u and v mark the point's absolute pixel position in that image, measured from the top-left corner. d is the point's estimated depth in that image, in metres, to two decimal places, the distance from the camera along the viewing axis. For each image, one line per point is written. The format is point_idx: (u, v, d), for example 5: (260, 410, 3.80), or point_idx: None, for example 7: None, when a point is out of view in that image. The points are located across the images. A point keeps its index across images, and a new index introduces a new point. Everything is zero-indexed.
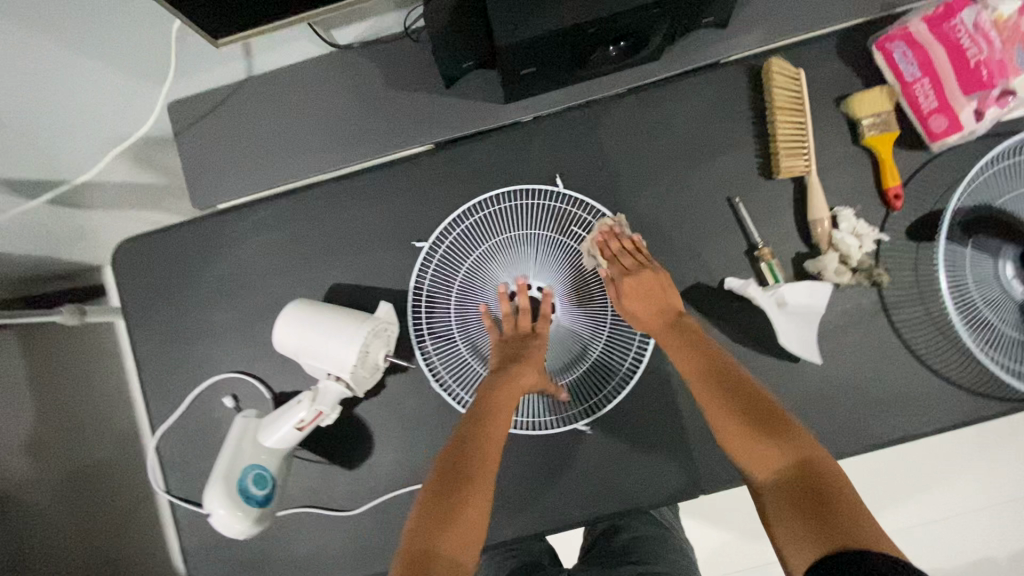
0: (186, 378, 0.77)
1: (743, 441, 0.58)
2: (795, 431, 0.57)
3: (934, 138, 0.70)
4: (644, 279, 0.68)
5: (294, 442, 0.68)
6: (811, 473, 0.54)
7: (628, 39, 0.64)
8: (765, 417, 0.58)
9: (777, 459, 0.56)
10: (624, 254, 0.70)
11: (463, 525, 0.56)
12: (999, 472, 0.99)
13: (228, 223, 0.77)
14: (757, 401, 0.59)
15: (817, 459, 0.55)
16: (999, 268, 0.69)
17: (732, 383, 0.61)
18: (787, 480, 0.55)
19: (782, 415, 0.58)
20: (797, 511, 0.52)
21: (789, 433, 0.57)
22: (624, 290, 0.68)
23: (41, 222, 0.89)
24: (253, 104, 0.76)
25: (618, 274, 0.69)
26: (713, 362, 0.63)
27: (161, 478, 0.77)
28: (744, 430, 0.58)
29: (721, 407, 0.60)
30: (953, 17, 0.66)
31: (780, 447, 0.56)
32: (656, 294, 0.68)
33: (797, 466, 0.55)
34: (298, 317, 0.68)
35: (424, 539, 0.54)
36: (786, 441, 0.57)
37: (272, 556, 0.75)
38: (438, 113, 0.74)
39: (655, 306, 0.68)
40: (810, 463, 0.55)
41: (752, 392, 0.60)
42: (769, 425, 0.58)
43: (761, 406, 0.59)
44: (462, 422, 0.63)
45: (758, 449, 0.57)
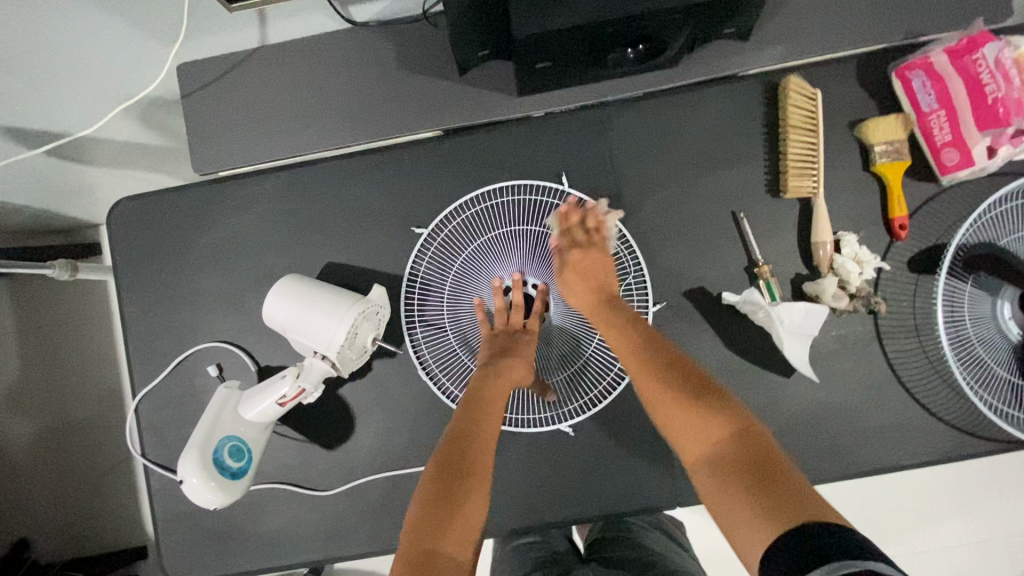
0: (172, 343, 0.77)
1: (678, 419, 0.56)
2: (730, 405, 0.55)
3: (945, 170, 0.69)
4: (590, 254, 0.67)
5: (274, 417, 0.67)
6: (749, 445, 0.53)
7: (647, 43, 0.63)
8: (699, 391, 0.56)
9: (713, 433, 0.54)
10: (575, 227, 0.68)
11: (461, 521, 0.54)
12: (974, 511, 0.99)
13: (228, 192, 0.76)
14: (688, 374, 0.58)
15: (752, 431, 0.54)
16: (998, 308, 0.68)
17: (664, 359, 0.59)
18: (726, 456, 0.53)
19: (716, 390, 0.56)
20: (741, 487, 0.50)
21: (723, 407, 0.55)
22: (569, 263, 0.67)
23: (40, 172, 0.88)
24: (262, 74, 0.74)
25: (567, 246, 0.68)
26: (643, 338, 0.61)
27: (138, 442, 0.77)
28: (678, 406, 0.56)
29: (654, 382, 0.58)
30: (976, 50, 0.65)
31: (714, 421, 0.54)
32: (598, 272, 0.66)
33: (734, 440, 0.53)
34: (289, 292, 0.67)
35: (428, 540, 0.52)
36: (720, 415, 0.55)
37: (243, 530, 0.74)
38: (449, 100, 0.73)
39: (595, 283, 0.66)
40: (747, 435, 0.53)
41: (684, 367, 0.58)
42: (705, 398, 0.56)
43: (692, 380, 0.57)
44: (460, 417, 0.62)
45: (694, 425, 0.55)
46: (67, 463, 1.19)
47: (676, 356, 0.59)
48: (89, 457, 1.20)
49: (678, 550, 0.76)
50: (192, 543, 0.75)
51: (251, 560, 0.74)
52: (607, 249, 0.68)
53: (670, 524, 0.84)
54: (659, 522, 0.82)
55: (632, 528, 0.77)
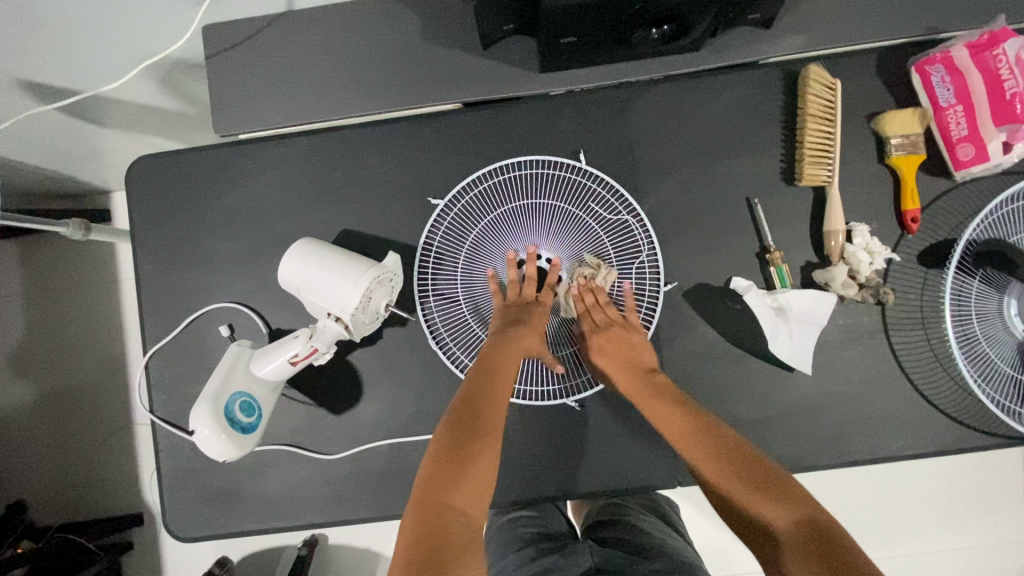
0: (185, 302, 0.77)
1: (744, 505, 0.56)
2: (795, 492, 0.55)
3: (960, 166, 0.69)
4: (614, 334, 0.69)
5: (286, 376, 0.68)
6: (816, 530, 0.52)
7: (671, 23, 0.64)
8: (767, 481, 0.57)
9: (777, 521, 0.54)
10: (594, 310, 0.70)
11: (471, 482, 0.56)
12: (965, 515, 1.01)
13: (248, 156, 0.77)
14: (752, 462, 0.59)
15: (821, 520, 0.53)
16: (1004, 305, 0.69)
17: (729, 450, 0.60)
18: (793, 544, 0.52)
19: (783, 480, 0.57)
20: (808, 571, 0.49)
21: (787, 493, 0.55)
22: (596, 346, 0.69)
23: (58, 128, 0.88)
24: (286, 39, 0.74)
25: (588, 330, 0.70)
26: (706, 427, 0.62)
27: (147, 398, 0.77)
28: (744, 494, 0.57)
29: (717, 469, 0.59)
30: (997, 46, 0.66)
31: (781, 508, 0.54)
32: (628, 353, 0.68)
33: (800, 527, 0.53)
34: (306, 254, 0.68)
35: (437, 492, 0.55)
36: (786, 503, 0.55)
37: (245, 489, 0.75)
38: (471, 73, 0.74)
39: (625, 365, 0.68)
40: (814, 524, 0.52)
41: (751, 457, 0.59)
42: (771, 488, 0.56)
43: (756, 470, 0.58)
44: (471, 380, 0.64)
45: (760, 512, 0.55)
46: (66, 424, 1.20)
47: (736, 445, 0.60)
48: (89, 420, 1.20)
49: (673, 533, 0.77)
50: (194, 500, 0.75)
51: (252, 520, 0.74)
52: (630, 324, 0.70)
53: (665, 506, 0.85)
54: (655, 506, 0.83)
55: (628, 512, 0.79)
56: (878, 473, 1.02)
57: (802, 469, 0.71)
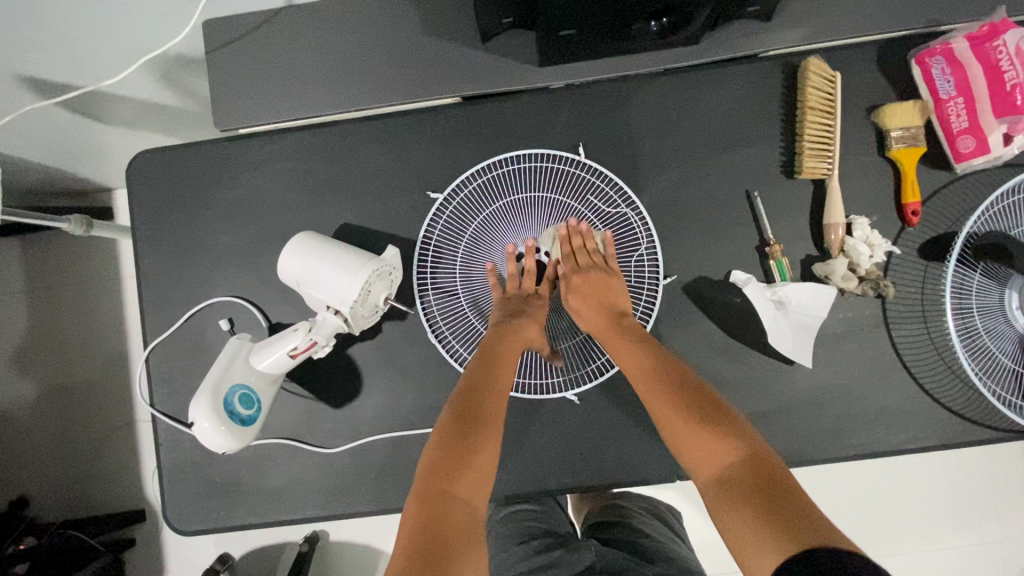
0: (185, 296, 0.77)
1: (692, 441, 0.57)
2: (744, 429, 0.57)
3: (960, 158, 0.69)
4: (594, 277, 0.69)
5: (285, 369, 0.68)
6: (761, 467, 0.54)
7: (670, 15, 0.64)
8: (716, 419, 0.57)
9: (722, 456, 0.55)
10: (579, 252, 0.71)
11: (474, 470, 0.56)
12: (968, 512, 1.00)
13: (248, 150, 0.77)
14: (699, 396, 0.59)
15: (763, 456, 0.55)
16: (1005, 298, 0.69)
17: (681, 386, 0.60)
18: (738, 479, 0.53)
19: (731, 417, 0.58)
20: (752, 507, 0.51)
21: (733, 429, 0.57)
22: (575, 287, 0.69)
23: (59, 124, 0.89)
24: (285, 34, 0.74)
25: (570, 271, 0.70)
26: (661, 363, 0.62)
27: (147, 392, 0.78)
28: (693, 431, 0.57)
29: (668, 404, 0.59)
30: (997, 37, 0.66)
31: (728, 444, 0.56)
32: (603, 294, 0.68)
33: (744, 462, 0.54)
34: (305, 247, 0.68)
35: (441, 482, 0.55)
36: (733, 440, 0.56)
37: (245, 483, 0.75)
38: (470, 67, 0.74)
39: (601, 306, 0.68)
40: (761, 461, 0.54)
41: (702, 393, 0.60)
42: (719, 425, 0.57)
43: (703, 405, 0.59)
44: (473, 369, 0.63)
45: (706, 447, 0.56)
46: (68, 420, 1.20)
47: (689, 381, 0.61)
48: (91, 416, 1.21)
49: (674, 538, 0.77)
50: (194, 493, 0.76)
51: (252, 514, 0.75)
52: (611, 269, 0.70)
53: (667, 511, 0.85)
54: (654, 506, 0.83)
55: (628, 513, 0.79)
56: (879, 470, 1.02)
57: (801, 463, 0.71)
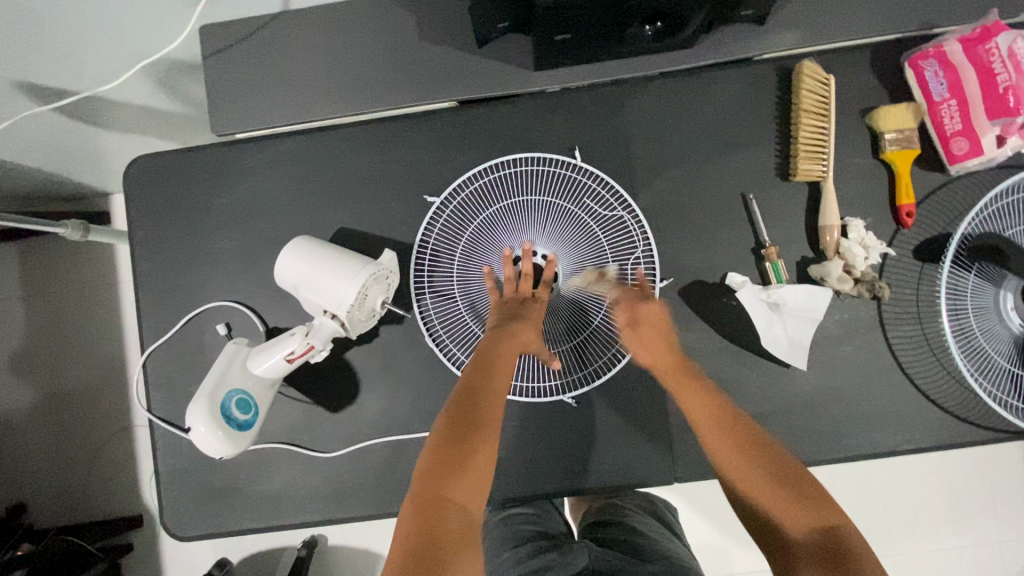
0: (183, 301, 0.77)
1: (763, 502, 0.57)
2: (817, 494, 0.56)
3: (953, 160, 0.70)
4: (656, 313, 0.68)
5: (282, 373, 0.68)
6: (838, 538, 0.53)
7: (665, 19, 0.64)
8: (787, 479, 0.57)
9: (799, 523, 0.55)
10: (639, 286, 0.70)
11: (470, 475, 0.56)
12: (967, 512, 1.01)
13: (245, 155, 0.77)
14: (775, 461, 0.59)
15: (842, 529, 0.54)
16: (1000, 299, 0.69)
17: (758, 449, 0.60)
18: (808, 546, 0.53)
19: (804, 481, 0.57)
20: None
21: (811, 497, 0.56)
22: (636, 319, 0.68)
23: (57, 129, 0.89)
24: (282, 39, 0.75)
25: (632, 303, 0.68)
26: (737, 421, 0.62)
27: (145, 397, 0.78)
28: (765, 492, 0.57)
29: (746, 464, 0.59)
30: (990, 40, 0.66)
31: (805, 511, 0.55)
32: (665, 328, 0.68)
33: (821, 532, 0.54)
34: (302, 252, 0.68)
35: (436, 486, 0.55)
36: (805, 505, 0.55)
37: (243, 487, 0.75)
38: (467, 71, 0.74)
39: (664, 344, 0.67)
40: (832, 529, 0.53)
41: (779, 457, 0.59)
42: (789, 486, 0.57)
43: (780, 471, 0.58)
44: (470, 373, 0.63)
45: (781, 512, 0.56)
46: (66, 426, 1.20)
47: (760, 440, 0.60)
48: (88, 421, 1.20)
49: (671, 535, 0.77)
50: (192, 499, 0.75)
51: (250, 519, 0.74)
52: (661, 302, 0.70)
53: (664, 508, 0.85)
54: (653, 506, 0.83)
55: (626, 513, 0.78)
56: (878, 471, 1.02)
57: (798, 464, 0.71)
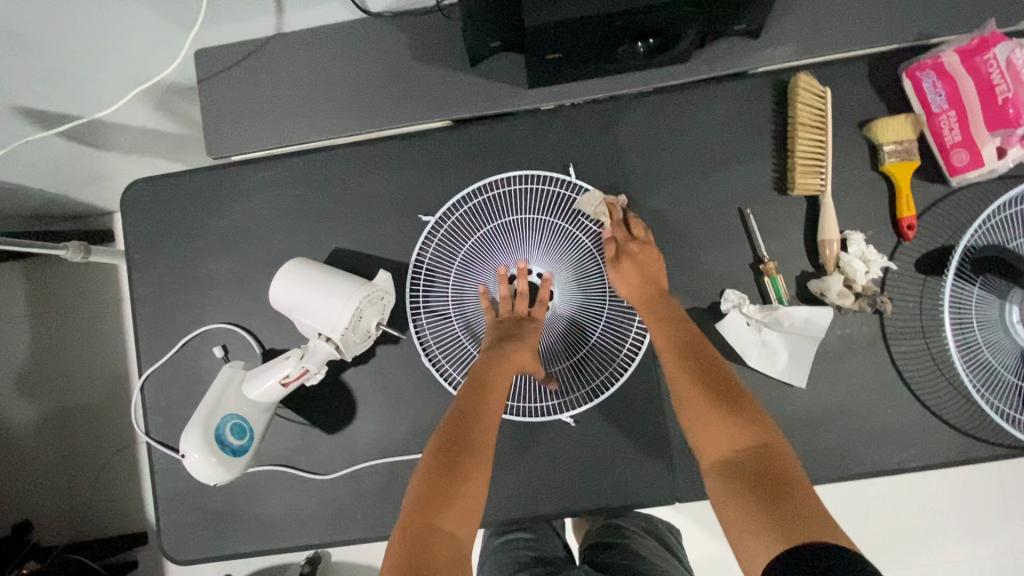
0: (180, 324, 0.77)
1: (704, 421, 0.58)
2: (759, 419, 0.57)
3: (955, 171, 0.68)
4: (644, 248, 0.70)
5: (278, 397, 0.68)
6: (768, 456, 0.54)
7: (657, 37, 0.64)
8: (731, 402, 0.58)
9: (735, 443, 0.56)
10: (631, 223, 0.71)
11: (461, 501, 0.56)
12: (978, 527, 0.98)
13: (240, 177, 0.77)
14: (725, 384, 0.60)
15: (778, 449, 0.55)
16: (1006, 312, 0.68)
17: (709, 374, 0.61)
18: (742, 462, 0.55)
19: (750, 405, 0.58)
20: (749, 489, 0.52)
21: (753, 419, 0.57)
22: (626, 254, 0.69)
23: (56, 154, 0.89)
24: (277, 62, 0.75)
25: (622, 237, 0.70)
26: (693, 349, 0.63)
27: (142, 420, 0.78)
28: (709, 411, 0.58)
29: (692, 387, 0.60)
30: (988, 51, 0.65)
31: (742, 431, 0.56)
32: (653, 270, 0.69)
33: (755, 450, 0.55)
34: (296, 275, 0.68)
35: (427, 516, 0.54)
36: (745, 426, 0.57)
37: (240, 510, 0.75)
38: (460, 91, 0.74)
39: (647, 279, 0.68)
40: (767, 449, 0.55)
41: (729, 385, 0.60)
42: (733, 407, 0.58)
43: (728, 394, 0.59)
44: (462, 397, 0.63)
45: (718, 431, 0.57)
46: (69, 446, 1.20)
47: (713, 364, 0.62)
48: (92, 440, 1.21)
49: (671, 559, 0.75)
50: (190, 522, 0.75)
51: (246, 543, 0.74)
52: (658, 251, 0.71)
53: (664, 530, 0.83)
54: (654, 528, 0.82)
55: (625, 534, 0.77)
56: (889, 483, 1.00)
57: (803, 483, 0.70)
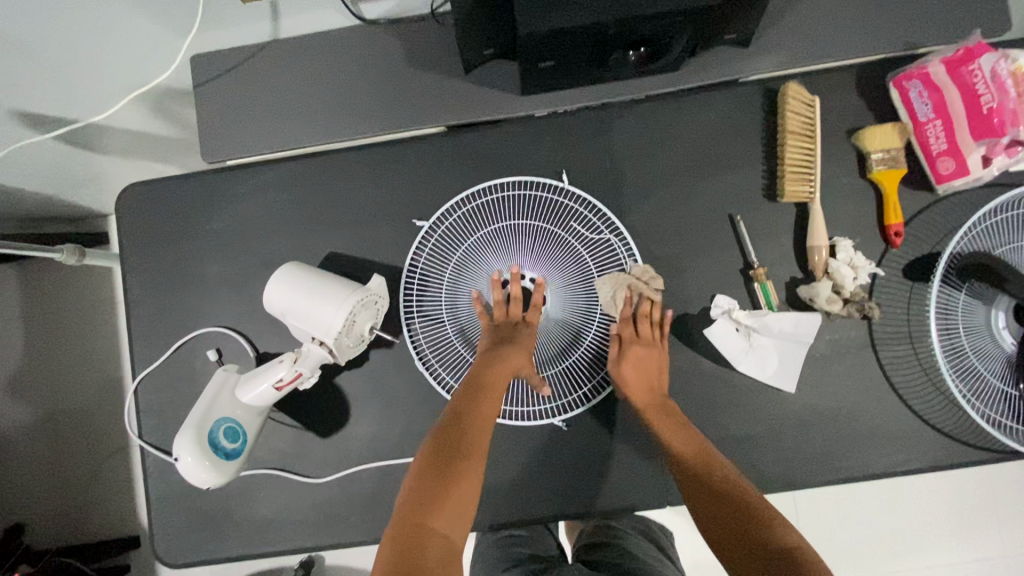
0: (174, 327, 0.78)
1: (724, 530, 0.56)
2: (780, 521, 0.55)
3: (941, 179, 0.70)
4: (649, 350, 0.69)
5: (271, 401, 0.68)
6: (796, 559, 0.51)
7: (648, 45, 0.65)
8: (748, 508, 0.57)
9: (760, 549, 0.53)
10: (640, 321, 0.70)
11: (453, 501, 0.56)
12: (968, 529, 0.99)
13: (235, 180, 0.78)
14: (741, 492, 0.58)
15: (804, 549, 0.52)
16: (992, 317, 0.69)
17: (722, 480, 0.60)
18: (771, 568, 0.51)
19: (768, 508, 0.56)
20: None
21: (773, 523, 0.55)
22: (629, 355, 0.68)
23: (52, 158, 0.89)
24: (273, 67, 0.76)
25: (628, 336, 0.69)
26: (703, 455, 0.62)
27: (135, 424, 0.78)
28: (728, 520, 0.56)
29: (706, 495, 0.59)
30: (973, 61, 0.66)
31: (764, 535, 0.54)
32: (655, 374, 0.68)
33: (781, 553, 0.52)
34: (290, 279, 0.68)
35: (419, 513, 0.55)
36: (766, 529, 0.54)
37: (233, 514, 0.75)
38: (455, 96, 0.75)
39: (650, 382, 0.68)
40: (792, 551, 0.51)
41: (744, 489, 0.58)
42: (752, 513, 0.56)
43: (747, 497, 0.58)
44: (457, 400, 0.64)
45: (742, 538, 0.54)
46: (63, 448, 1.20)
47: (726, 470, 0.61)
48: (87, 443, 1.21)
49: (664, 560, 0.76)
50: (183, 525, 0.75)
51: (239, 546, 0.74)
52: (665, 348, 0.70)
53: (657, 533, 0.84)
54: (647, 529, 0.82)
55: (619, 535, 0.77)
56: (880, 486, 1.01)
57: (792, 486, 0.70)
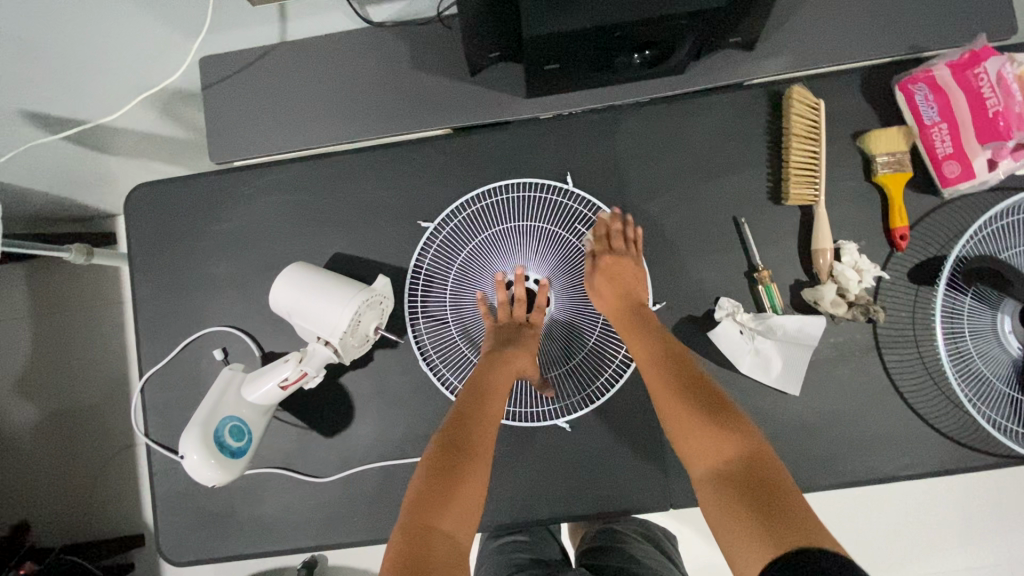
0: (181, 326, 0.78)
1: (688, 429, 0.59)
2: (745, 426, 0.57)
3: (946, 182, 0.69)
4: (621, 263, 0.70)
5: (276, 400, 0.69)
6: (756, 466, 0.55)
7: (653, 48, 0.65)
8: (716, 411, 0.59)
9: (723, 452, 0.56)
10: (613, 237, 0.71)
11: (458, 501, 0.57)
12: (974, 535, 0.98)
13: (243, 182, 0.78)
14: (711, 396, 0.60)
15: (766, 454, 0.55)
16: (997, 321, 0.69)
17: (691, 384, 0.61)
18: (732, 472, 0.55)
19: (733, 412, 0.59)
20: (744, 503, 0.52)
21: (736, 428, 0.57)
22: (600, 266, 0.70)
23: (62, 158, 0.90)
24: (280, 69, 0.77)
25: (600, 250, 0.71)
26: (674, 361, 0.63)
27: (142, 422, 0.78)
28: (696, 421, 0.58)
29: (675, 399, 0.60)
30: (978, 64, 0.66)
31: (728, 440, 0.56)
32: (626, 282, 0.69)
33: (742, 460, 0.55)
34: (295, 280, 0.69)
35: (425, 516, 0.55)
36: (731, 433, 0.57)
37: (238, 512, 0.75)
38: (460, 98, 0.75)
39: (621, 291, 0.69)
40: (754, 456, 0.55)
41: (712, 392, 0.60)
42: (721, 416, 0.58)
43: (718, 401, 0.59)
44: (461, 401, 0.64)
45: (707, 440, 0.57)
46: (70, 446, 1.21)
47: (695, 373, 0.62)
48: (93, 441, 1.21)
49: (667, 563, 0.76)
50: (188, 523, 0.76)
51: (243, 544, 0.75)
52: (639, 259, 0.71)
53: (661, 537, 0.84)
54: (651, 534, 0.82)
55: (622, 539, 0.77)
56: (886, 491, 1.00)
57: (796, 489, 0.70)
